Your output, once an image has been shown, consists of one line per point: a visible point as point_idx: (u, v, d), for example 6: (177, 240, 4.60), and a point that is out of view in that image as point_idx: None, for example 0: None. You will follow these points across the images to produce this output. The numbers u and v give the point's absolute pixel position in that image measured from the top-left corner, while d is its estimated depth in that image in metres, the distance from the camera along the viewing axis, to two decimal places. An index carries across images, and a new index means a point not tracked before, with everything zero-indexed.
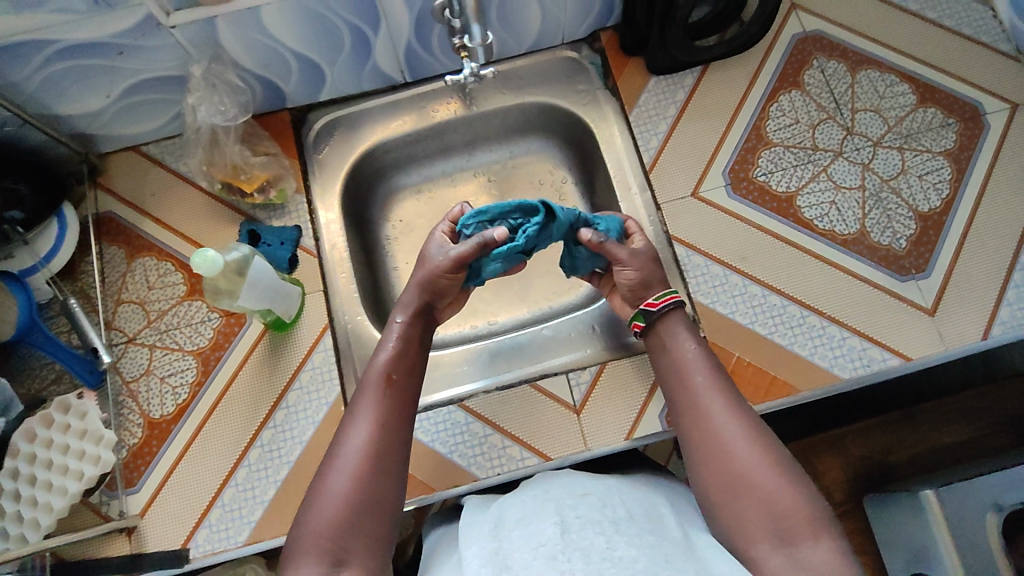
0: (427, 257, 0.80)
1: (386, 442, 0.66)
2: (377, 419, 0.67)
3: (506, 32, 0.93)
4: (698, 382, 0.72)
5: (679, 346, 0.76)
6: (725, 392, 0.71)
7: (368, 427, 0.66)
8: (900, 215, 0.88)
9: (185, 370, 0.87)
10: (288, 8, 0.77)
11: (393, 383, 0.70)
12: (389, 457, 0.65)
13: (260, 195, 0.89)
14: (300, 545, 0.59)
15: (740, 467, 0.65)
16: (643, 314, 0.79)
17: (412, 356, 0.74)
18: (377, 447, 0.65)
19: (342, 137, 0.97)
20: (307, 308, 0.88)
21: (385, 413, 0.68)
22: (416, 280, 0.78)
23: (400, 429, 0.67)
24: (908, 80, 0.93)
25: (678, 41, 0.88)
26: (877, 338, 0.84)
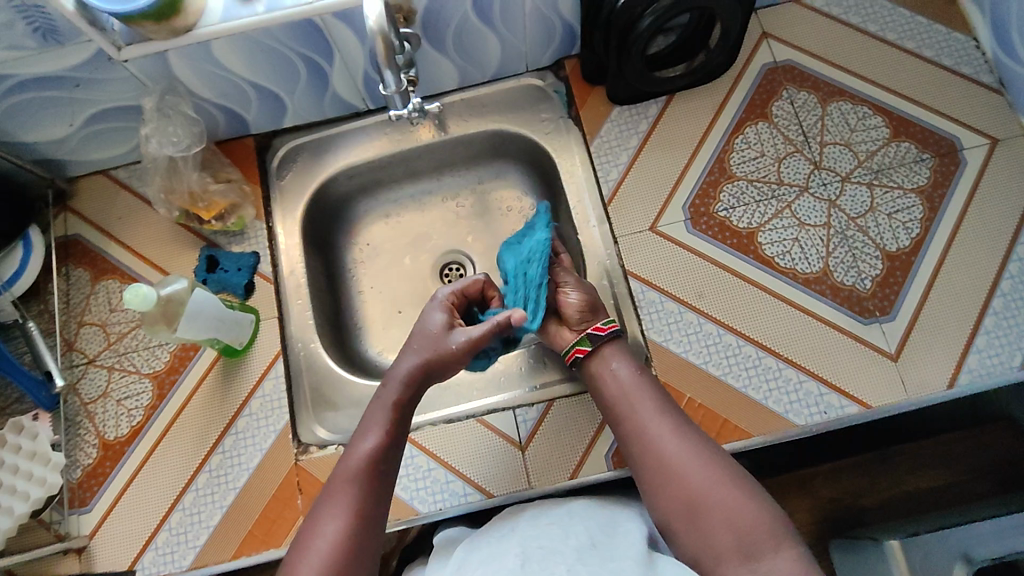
0: (431, 333, 0.75)
1: (360, 537, 0.64)
2: (354, 515, 0.64)
3: (466, 62, 0.93)
4: (642, 406, 0.71)
5: (616, 366, 0.75)
6: (666, 412, 0.71)
7: (342, 522, 0.63)
8: (867, 254, 0.85)
9: (141, 393, 0.87)
10: (239, 43, 0.78)
11: (376, 476, 0.67)
12: (365, 551, 0.63)
13: (218, 221, 0.91)
14: None
15: (696, 488, 0.65)
16: (589, 339, 0.77)
17: (397, 442, 0.70)
18: (351, 546, 0.63)
19: (305, 163, 0.98)
20: (261, 334, 0.88)
21: (361, 509, 0.65)
22: (415, 359, 0.73)
23: (376, 523, 0.66)
24: (882, 113, 0.90)
25: (636, 72, 0.87)
26: (836, 383, 0.81)
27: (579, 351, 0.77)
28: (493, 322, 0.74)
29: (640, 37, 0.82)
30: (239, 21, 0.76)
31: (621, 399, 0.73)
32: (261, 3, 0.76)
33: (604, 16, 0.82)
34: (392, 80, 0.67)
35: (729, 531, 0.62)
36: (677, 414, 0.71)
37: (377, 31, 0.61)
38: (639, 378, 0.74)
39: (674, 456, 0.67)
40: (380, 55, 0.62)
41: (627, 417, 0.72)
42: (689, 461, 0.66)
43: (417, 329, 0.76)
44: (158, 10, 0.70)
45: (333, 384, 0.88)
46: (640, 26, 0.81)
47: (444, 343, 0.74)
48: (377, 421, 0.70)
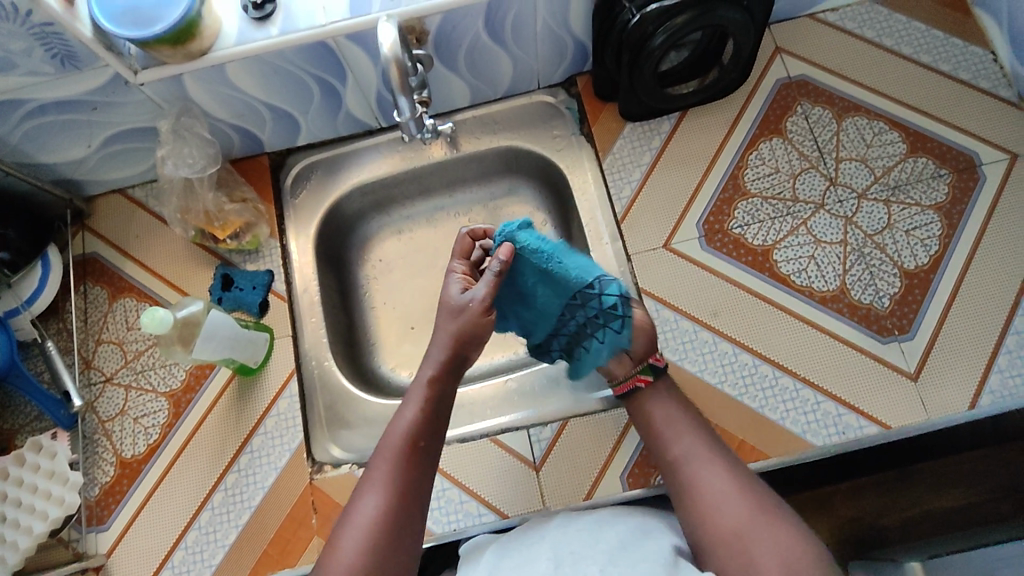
0: (449, 298, 0.75)
1: (402, 512, 0.65)
2: (394, 491, 0.65)
3: (479, 80, 0.93)
4: (685, 438, 0.72)
5: (663, 398, 0.75)
6: (711, 446, 0.71)
7: (381, 499, 0.65)
8: (884, 272, 0.84)
9: (157, 412, 0.88)
10: (254, 65, 0.79)
11: (417, 451, 0.68)
12: (406, 526, 0.65)
13: (232, 240, 0.91)
14: None
15: (742, 522, 0.64)
16: (652, 368, 0.76)
17: (437, 418, 0.70)
18: (392, 522, 0.64)
19: (319, 180, 0.98)
20: (275, 354, 0.88)
21: (401, 483, 0.66)
22: (445, 328, 0.73)
23: (418, 499, 0.67)
24: (899, 128, 0.89)
25: (649, 88, 0.87)
26: (854, 404, 0.80)
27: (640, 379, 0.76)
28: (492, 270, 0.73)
29: (654, 54, 0.82)
30: (254, 44, 0.76)
31: (665, 429, 0.73)
32: (275, 25, 0.77)
33: (617, 34, 0.81)
34: (406, 105, 0.66)
35: (778, 566, 0.61)
36: (723, 450, 0.71)
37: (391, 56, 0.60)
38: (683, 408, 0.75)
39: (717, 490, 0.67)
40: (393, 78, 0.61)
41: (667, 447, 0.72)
42: (730, 495, 0.66)
43: (444, 295, 0.76)
44: (175, 35, 0.71)
45: (348, 403, 0.88)
46: (655, 44, 0.80)
47: (455, 301, 0.74)
48: (417, 398, 0.71)
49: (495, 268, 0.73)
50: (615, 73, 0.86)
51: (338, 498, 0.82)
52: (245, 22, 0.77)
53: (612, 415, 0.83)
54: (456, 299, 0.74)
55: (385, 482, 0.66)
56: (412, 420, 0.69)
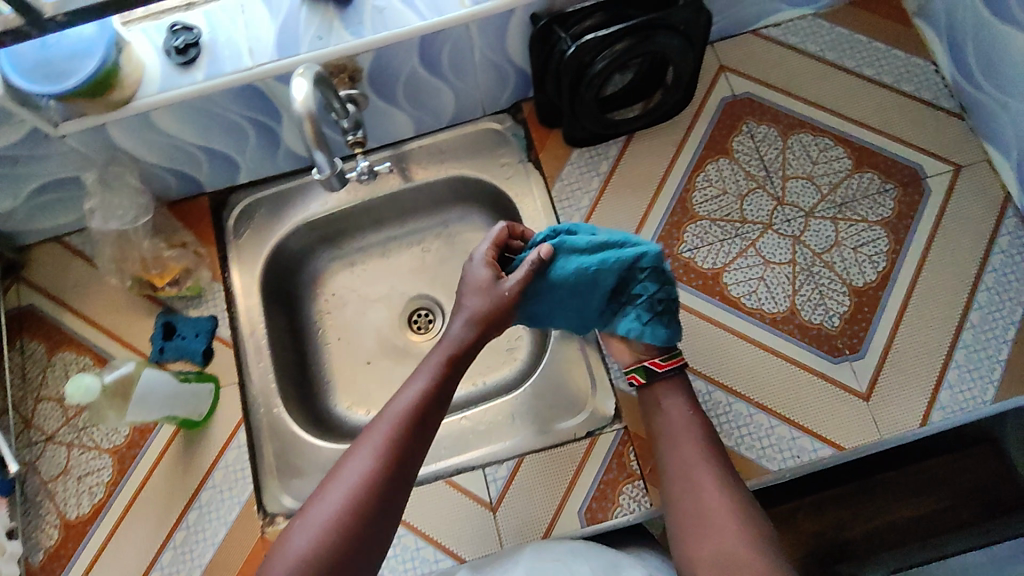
0: (478, 277, 0.75)
1: (386, 480, 0.64)
2: (387, 456, 0.65)
3: (421, 112, 0.91)
4: (687, 451, 0.74)
5: (673, 408, 0.77)
6: (710, 462, 0.72)
7: (373, 460, 0.65)
8: (833, 291, 0.84)
9: (102, 469, 0.85)
10: (182, 112, 0.76)
11: (418, 424, 0.67)
12: (388, 495, 0.64)
13: (173, 287, 0.88)
14: (281, 558, 0.61)
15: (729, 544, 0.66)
16: (645, 369, 0.78)
17: (441, 392, 0.70)
18: (377, 488, 0.64)
19: (263, 220, 0.95)
20: (222, 404, 0.86)
21: (391, 452, 0.65)
22: (467, 303, 0.74)
23: (406, 470, 0.66)
24: (844, 144, 0.89)
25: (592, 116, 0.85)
26: (807, 427, 0.79)
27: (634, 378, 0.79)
28: (534, 257, 0.74)
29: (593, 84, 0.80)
30: (179, 90, 0.73)
31: (670, 439, 0.75)
32: (201, 69, 0.73)
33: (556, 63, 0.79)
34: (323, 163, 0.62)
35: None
36: (720, 466, 0.72)
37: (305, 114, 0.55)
38: (691, 416, 0.76)
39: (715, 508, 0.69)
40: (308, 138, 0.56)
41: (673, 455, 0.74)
42: (729, 513, 0.69)
43: (468, 271, 0.76)
44: (92, 86, 0.68)
45: (299, 450, 0.86)
46: (595, 72, 0.79)
47: (484, 280, 0.74)
48: (428, 367, 0.71)
49: (534, 258, 0.74)
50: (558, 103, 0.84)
51: None
52: (169, 67, 0.73)
53: (569, 449, 0.82)
54: (487, 280, 0.74)
55: (377, 446, 0.65)
56: (418, 389, 0.69)
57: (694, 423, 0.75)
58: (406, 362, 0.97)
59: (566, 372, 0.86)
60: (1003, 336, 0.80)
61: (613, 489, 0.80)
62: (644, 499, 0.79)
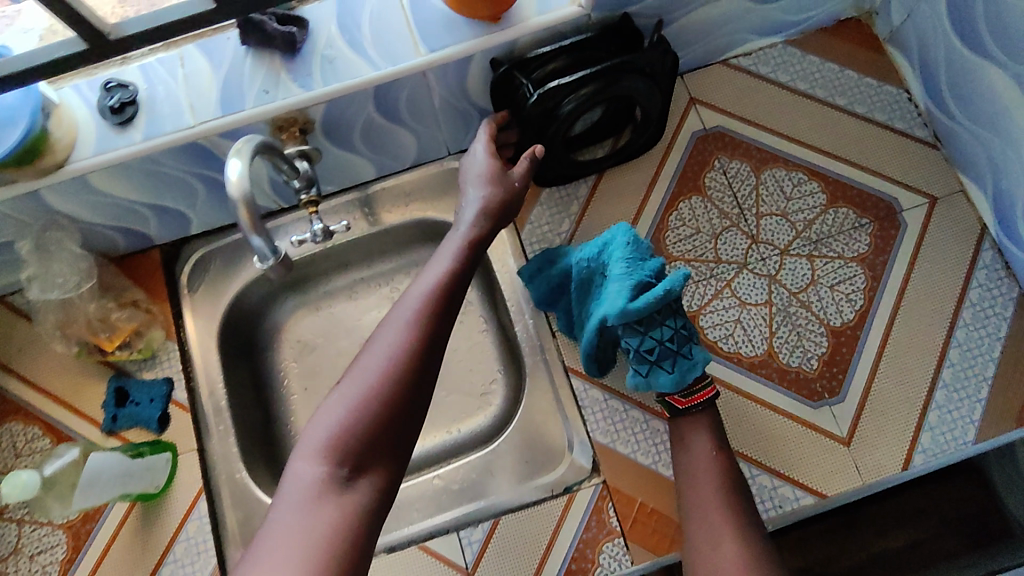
0: (479, 161, 0.73)
1: (420, 356, 0.58)
2: (419, 332, 0.59)
3: (381, 155, 0.87)
4: (706, 495, 0.71)
5: (696, 446, 0.74)
6: (724, 511, 0.69)
7: (403, 336, 0.58)
8: (811, 332, 0.82)
9: (56, 546, 0.80)
10: (122, 173, 0.71)
11: (445, 302, 0.62)
12: (422, 372, 0.58)
13: (122, 350, 0.84)
14: (309, 442, 0.54)
15: None
16: (666, 403, 0.77)
17: (463, 276, 0.65)
18: (411, 361, 0.57)
19: (218, 272, 0.90)
20: (180, 472, 0.82)
21: (420, 330, 0.59)
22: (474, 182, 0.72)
23: (436, 349, 0.60)
24: (817, 178, 0.87)
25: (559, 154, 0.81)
26: (789, 475, 0.78)
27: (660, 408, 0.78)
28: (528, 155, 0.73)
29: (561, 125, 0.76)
30: (115, 152, 0.68)
31: (688, 481, 0.73)
32: (138, 129, 0.69)
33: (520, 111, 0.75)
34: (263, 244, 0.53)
35: None
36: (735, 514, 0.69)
37: (240, 197, 0.51)
38: (715, 458, 0.73)
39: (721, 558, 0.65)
40: (244, 223, 0.51)
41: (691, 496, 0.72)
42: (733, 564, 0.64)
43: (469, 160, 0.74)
44: (18, 157, 0.64)
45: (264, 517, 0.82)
46: (563, 115, 0.74)
47: (487, 168, 0.73)
48: (448, 253, 0.66)
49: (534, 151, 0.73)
50: (524, 149, 0.80)
51: None
52: (104, 127, 0.69)
53: (546, 507, 0.79)
54: (491, 168, 0.72)
55: (405, 321, 0.59)
56: (441, 271, 0.64)
57: (718, 464, 0.73)
58: None
59: (542, 424, 0.82)
60: (983, 373, 0.79)
61: (593, 548, 0.77)
62: (625, 557, 0.76)
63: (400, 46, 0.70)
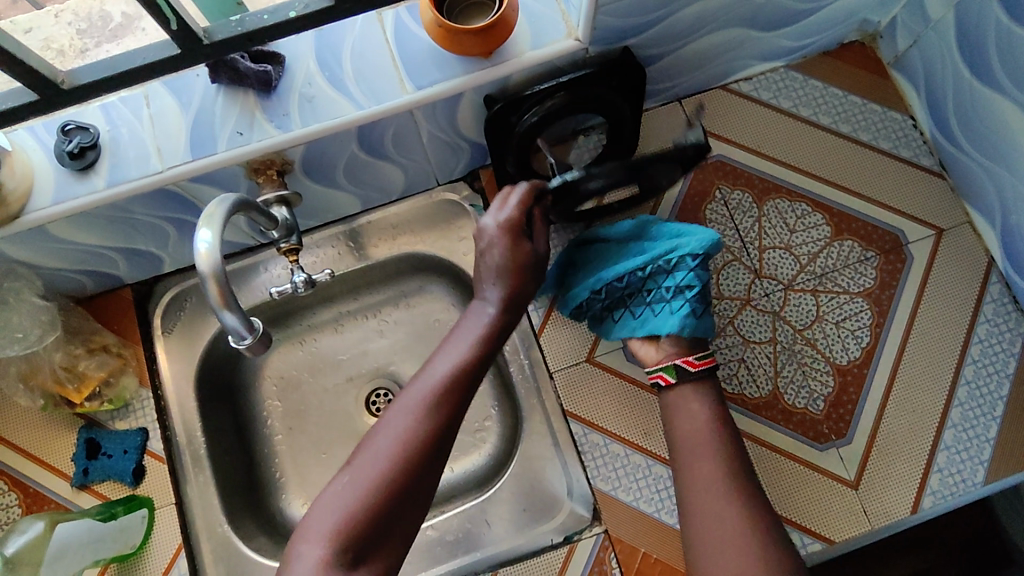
0: (501, 235, 0.65)
1: (434, 440, 0.55)
2: (436, 413, 0.55)
3: (365, 189, 0.82)
4: (706, 463, 0.67)
5: (695, 411, 0.71)
6: (724, 477, 0.66)
7: (419, 415, 0.55)
8: (817, 370, 0.79)
9: None
10: (84, 220, 0.66)
11: (466, 380, 0.58)
12: (434, 459, 0.54)
13: (92, 401, 0.79)
14: (311, 523, 0.51)
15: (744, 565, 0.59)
16: (676, 368, 0.72)
17: (487, 352, 0.60)
18: (426, 445, 0.54)
19: (194, 310, 0.85)
20: (158, 529, 0.77)
21: (435, 412, 0.56)
22: (492, 258, 0.65)
23: (452, 429, 0.56)
24: (822, 209, 0.84)
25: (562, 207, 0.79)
26: (795, 520, 0.75)
27: (660, 377, 0.73)
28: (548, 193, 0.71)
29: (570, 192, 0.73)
30: (77, 200, 0.64)
31: (686, 446, 0.69)
32: (101, 175, 0.64)
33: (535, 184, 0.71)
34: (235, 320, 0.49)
35: None
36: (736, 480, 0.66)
37: (210, 273, 0.47)
38: (715, 425, 0.69)
39: (723, 526, 0.62)
40: (214, 300, 0.47)
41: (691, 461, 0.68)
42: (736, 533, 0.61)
43: (488, 223, 0.66)
44: None
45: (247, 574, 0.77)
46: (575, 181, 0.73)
47: (518, 249, 0.65)
48: (472, 327, 0.62)
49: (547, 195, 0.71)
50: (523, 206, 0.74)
51: None
52: (63, 174, 0.64)
53: (545, 559, 0.76)
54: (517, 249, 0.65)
55: (420, 405, 0.55)
56: (465, 347, 0.60)
57: (717, 429, 0.69)
58: None
59: (539, 470, 0.79)
60: (992, 412, 0.77)
61: None
62: None
63: (384, 84, 0.66)
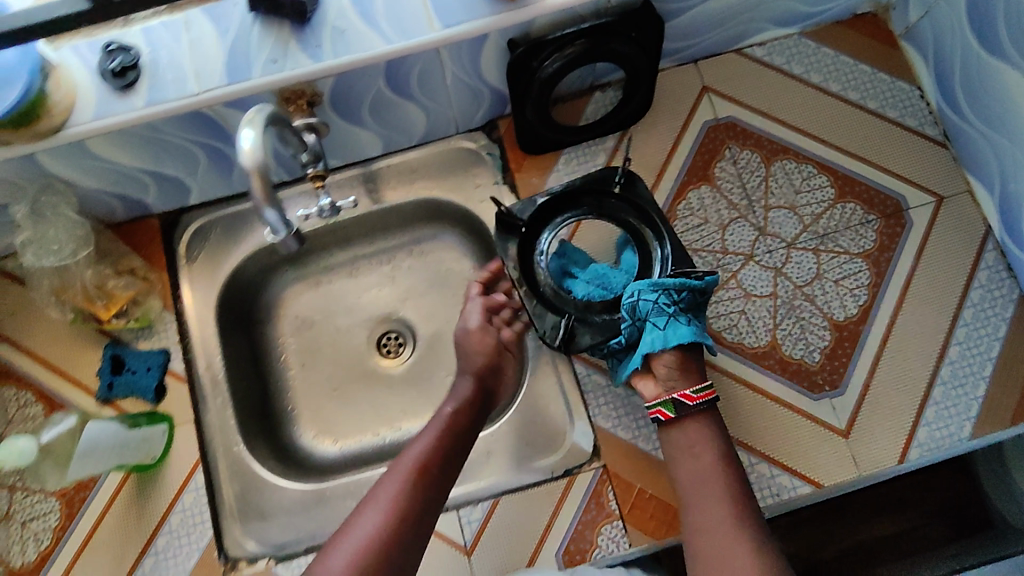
0: (474, 332, 0.80)
1: (398, 537, 0.63)
2: (398, 509, 0.64)
3: (388, 131, 0.85)
4: (713, 507, 0.65)
5: (698, 450, 0.69)
6: (730, 521, 0.64)
7: (384, 512, 0.64)
8: (814, 325, 0.82)
9: (49, 514, 0.80)
10: (124, 139, 0.69)
11: (426, 474, 0.67)
12: (396, 554, 0.62)
13: (120, 319, 0.82)
14: None
15: None
16: (675, 403, 0.71)
17: (456, 445, 0.71)
18: (388, 540, 0.62)
19: (218, 242, 0.89)
20: (176, 444, 0.81)
21: (414, 498, 0.66)
22: (468, 361, 0.79)
23: (421, 518, 0.65)
24: (827, 172, 0.87)
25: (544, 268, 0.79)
26: (785, 463, 0.79)
27: (661, 411, 0.71)
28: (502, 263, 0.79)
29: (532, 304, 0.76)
30: (116, 117, 0.67)
31: (694, 489, 0.68)
32: (140, 95, 0.67)
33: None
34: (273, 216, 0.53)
35: None
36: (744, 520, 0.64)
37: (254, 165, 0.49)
38: (728, 476, 0.67)
39: None
40: (256, 191, 0.50)
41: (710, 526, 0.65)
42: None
43: (469, 324, 0.81)
44: (14, 119, 0.62)
45: (260, 491, 0.81)
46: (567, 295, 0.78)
47: (487, 341, 0.80)
48: (438, 426, 0.72)
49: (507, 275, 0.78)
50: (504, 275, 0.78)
51: None
52: (104, 92, 0.67)
53: (545, 489, 0.80)
54: (482, 335, 0.80)
55: (385, 503, 0.64)
56: (435, 435, 0.71)
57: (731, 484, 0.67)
58: (375, 389, 0.93)
59: (543, 407, 0.83)
60: (980, 372, 0.80)
61: (592, 530, 0.78)
62: (623, 539, 0.77)
63: (415, 21, 0.69)
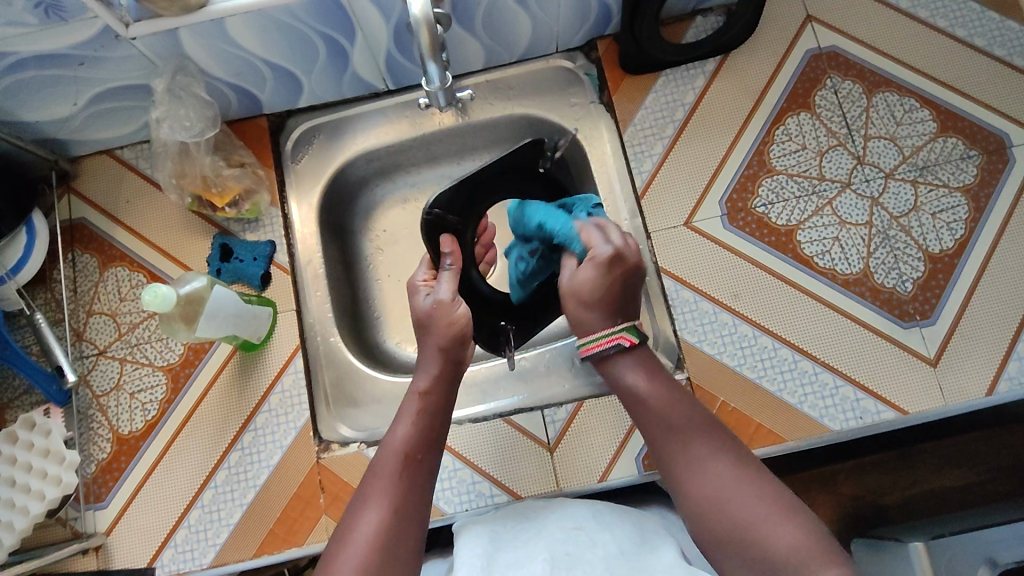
0: (442, 306, 0.71)
1: (399, 534, 0.58)
2: (394, 506, 0.59)
3: (494, 42, 0.87)
4: (685, 435, 0.60)
5: (620, 372, 0.66)
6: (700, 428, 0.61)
7: (380, 512, 0.58)
8: (908, 255, 0.82)
9: (155, 386, 0.85)
10: (257, 22, 0.72)
11: (412, 464, 0.62)
12: (403, 551, 0.57)
13: (232, 208, 0.86)
14: None
15: (751, 517, 0.54)
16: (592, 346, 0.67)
17: (436, 427, 0.66)
18: (393, 538, 0.57)
19: (321, 147, 0.93)
20: (279, 328, 0.86)
21: (404, 500, 0.60)
22: (434, 339, 0.70)
23: (417, 513, 0.60)
24: (929, 106, 0.86)
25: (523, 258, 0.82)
26: (870, 388, 0.79)
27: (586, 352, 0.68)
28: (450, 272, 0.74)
29: (467, 278, 0.82)
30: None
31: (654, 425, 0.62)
32: None
33: (451, 256, 0.76)
34: (434, 72, 0.69)
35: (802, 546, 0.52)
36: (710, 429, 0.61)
37: (423, 19, 0.63)
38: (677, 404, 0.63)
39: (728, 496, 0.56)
40: (424, 45, 0.65)
41: (699, 484, 0.58)
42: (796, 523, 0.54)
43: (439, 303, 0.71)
44: None
45: (355, 380, 0.87)
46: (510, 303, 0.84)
47: (457, 312, 0.71)
48: (410, 413, 0.66)
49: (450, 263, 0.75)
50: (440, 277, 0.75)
51: (347, 479, 0.81)
52: None
53: None
54: (452, 305, 0.71)
55: (380, 503, 0.59)
56: (415, 424, 0.65)
57: (664, 437, 0.62)
58: None
59: None
60: None
61: None
62: None
63: None
